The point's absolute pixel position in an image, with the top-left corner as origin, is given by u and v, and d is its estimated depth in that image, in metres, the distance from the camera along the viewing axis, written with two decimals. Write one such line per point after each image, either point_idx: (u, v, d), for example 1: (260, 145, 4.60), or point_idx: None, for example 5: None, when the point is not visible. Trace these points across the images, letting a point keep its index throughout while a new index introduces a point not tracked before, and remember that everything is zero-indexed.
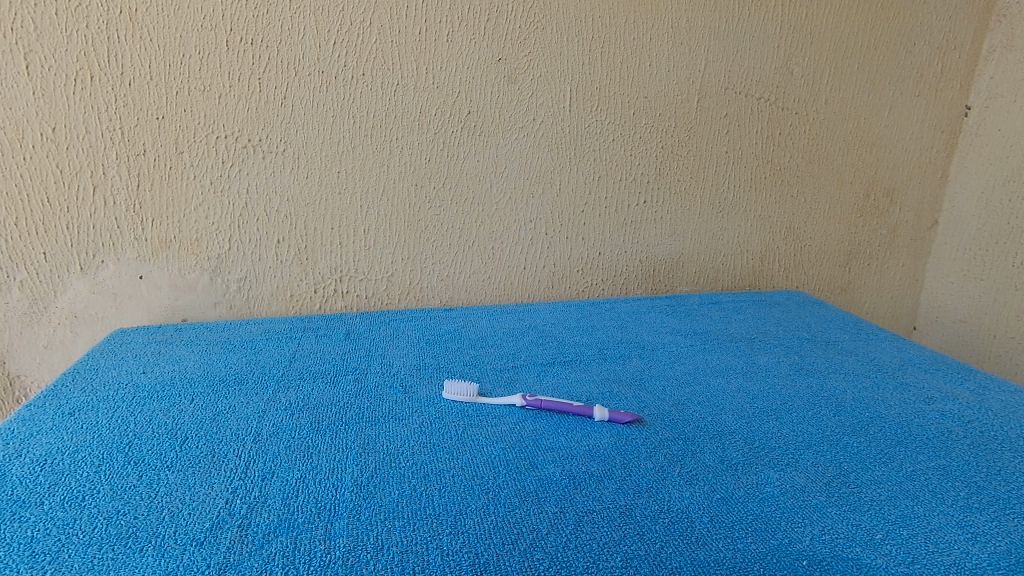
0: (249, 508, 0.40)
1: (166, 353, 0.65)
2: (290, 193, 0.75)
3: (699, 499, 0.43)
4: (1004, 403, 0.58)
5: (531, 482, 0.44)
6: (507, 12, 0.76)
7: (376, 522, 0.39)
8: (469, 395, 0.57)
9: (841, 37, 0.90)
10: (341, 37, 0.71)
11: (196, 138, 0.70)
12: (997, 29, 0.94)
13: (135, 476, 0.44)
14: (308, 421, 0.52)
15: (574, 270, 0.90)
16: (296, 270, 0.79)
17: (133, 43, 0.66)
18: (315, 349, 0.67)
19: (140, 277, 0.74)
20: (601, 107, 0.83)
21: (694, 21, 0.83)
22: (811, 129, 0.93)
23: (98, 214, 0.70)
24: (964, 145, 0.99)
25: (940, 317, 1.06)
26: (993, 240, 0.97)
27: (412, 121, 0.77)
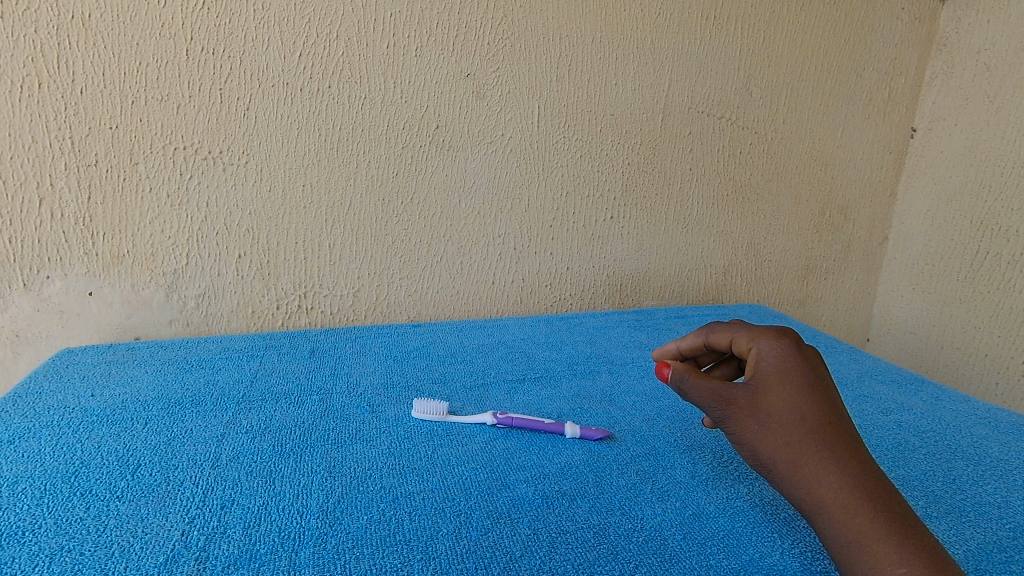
0: (207, 539, 0.38)
1: (116, 373, 0.62)
2: (252, 206, 0.73)
3: (672, 516, 0.43)
4: (956, 414, 0.60)
5: (504, 503, 0.43)
6: (476, 28, 0.76)
7: (344, 550, 0.38)
8: (439, 413, 0.56)
9: (797, 61, 0.93)
10: (307, 49, 0.70)
11: (152, 149, 0.68)
12: (938, 56, 0.99)
13: (83, 507, 0.41)
14: (271, 444, 0.50)
15: (543, 285, 0.90)
16: (258, 285, 0.76)
17: (86, 50, 0.63)
18: (278, 368, 0.64)
19: (89, 293, 0.70)
20: (569, 124, 0.84)
21: (659, 42, 0.85)
22: (770, 148, 0.96)
23: (44, 228, 0.66)
24: (911, 165, 1.05)
25: (891, 329, 1.10)
26: (938, 255, 1.02)
27: (379, 134, 0.76)
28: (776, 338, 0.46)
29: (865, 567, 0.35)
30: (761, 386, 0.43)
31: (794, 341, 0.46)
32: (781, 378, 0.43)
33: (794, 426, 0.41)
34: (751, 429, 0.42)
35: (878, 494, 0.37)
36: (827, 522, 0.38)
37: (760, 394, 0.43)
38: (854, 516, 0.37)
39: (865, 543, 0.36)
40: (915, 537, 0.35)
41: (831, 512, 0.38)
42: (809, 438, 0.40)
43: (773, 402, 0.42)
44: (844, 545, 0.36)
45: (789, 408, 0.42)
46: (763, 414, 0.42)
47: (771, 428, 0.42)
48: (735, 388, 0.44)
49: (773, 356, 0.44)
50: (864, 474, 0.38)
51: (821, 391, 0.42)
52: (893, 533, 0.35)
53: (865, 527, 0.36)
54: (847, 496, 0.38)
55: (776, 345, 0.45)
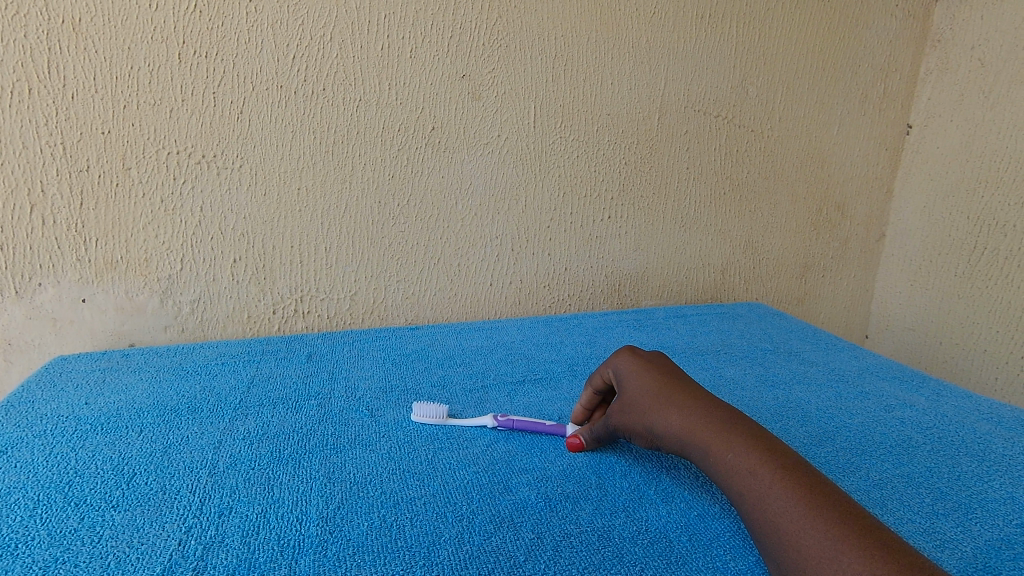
0: (205, 548, 0.38)
1: (111, 381, 0.61)
2: (247, 210, 0.72)
3: (677, 517, 0.42)
4: (959, 410, 0.60)
5: (506, 507, 0.43)
6: (470, 29, 0.76)
7: (345, 558, 0.37)
8: (439, 416, 0.55)
9: (792, 59, 0.93)
10: (301, 51, 0.70)
11: (145, 154, 0.67)
12: (932, 53, 1.00)
13: (77, 518, 0.40)
14: (269, 450, 0.49)
15: (541, 286, 0.90)
16: (254, 290, 0.76)
17: (77, 54, 0.62)
18: (275, 373, 0.64)
19: (82, 300, 0.69)
20: (565, 124, 0.84)
21: (654, 41, 0.85)
22: (766, 146, 0.96)
23: (35, 235, 0.66)
24: (907, 162, 1.05)
25: (890, 325, 1.10)
26: (935, 251, 1.02)
27: (374, 136, 0.75)
28: (620, 354, 0.53)
29: (759, 504, 0.37)
30: (630, 393, 0.49)
31: (636, 351, 0.53)
32: (641, 376, 0.49)
33: (666, 406, 0.46)
34: (638, 425, 0.47)
35: (747, 435, 0.41)
36: (720, 477, 0.41)
37: (633, 397, 0.48)
38: (736, 461, 0.40)
39: (750, 481, 0.39)
40: (786, 462, 0.39)
41: (718, 468, 0.41)
42: (682, 411, 0.45)
43: (644, 397, 0.47)
44: (736, 489, 0.39)
45: (656, 396, 0.47)
46: (640, 411, 0.47)
47: (650, 416, 0.46)
48: (616, 403, 0.49)
49: (627, 367, 0.51)
50: (731, 423, 0.43)
51: (676, 379, 0.49)
52: (768, 465, 0.39)
53: (745, 466, 0.39)
54: (724, 446, 0.41)
55: (624, 358, 0.52)
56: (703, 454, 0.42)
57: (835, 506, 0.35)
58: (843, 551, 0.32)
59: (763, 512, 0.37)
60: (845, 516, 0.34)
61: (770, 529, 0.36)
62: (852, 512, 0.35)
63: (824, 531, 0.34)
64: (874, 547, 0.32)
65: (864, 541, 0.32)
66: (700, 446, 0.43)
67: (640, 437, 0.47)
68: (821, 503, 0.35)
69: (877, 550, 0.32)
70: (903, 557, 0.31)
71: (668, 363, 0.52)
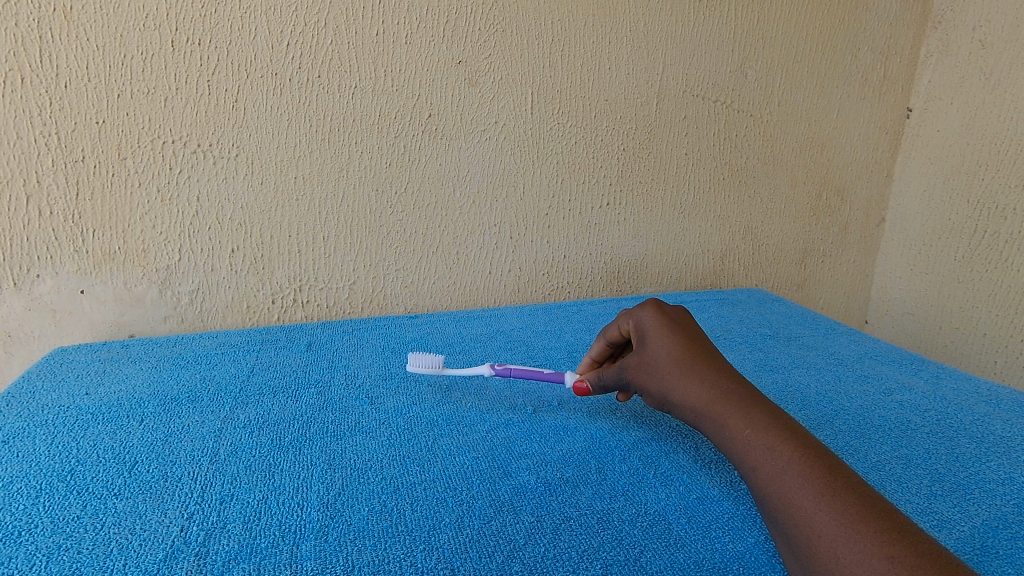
0: (207, 534, 0.38)
1: (111, 371, 0.61)
2: (244, 200, 0.72)
3: (676, 500, 0.42)
4: (957, 392, 0.60)
5: (506, 491, 0.43)
6: (467, 14, 0.75)
7: (345, 542, 0.37)
8: (434, 362, 0.61)
9: (792, 42, 0.92)
10: (295, 38, 0.69)
11: (140, 143, 0.67)
12: (933, 34, 0.99)
13: (79, 506, 0.40)
14: (270, 438, 0.49)
15: (540, 274, 0.90)
16: (252, 280, 0.76)
17: (69, 43, 0.62)
18: (275, 362, 0.64)
19: (81, 291, 0.69)
20: (563, 110, 0.83)
21: (652, 25, 0.84)
22: (765, 131, 0.95)
23: (32, 226, 0.65)
24: (907, 145, 1.04)
25: (890, 310, 1.10)
26: (935, 235, 1.01)
27: (371, 124, 0.75)
28: (646, 308, 0.53)
29: (773, 481, 0.38)
30: (650, 353, 0.49)
31: (662, 307, 0.53)
32: (664, 338, 0.49)
33: (686, 374, 0.46)
34: (654, 387, 0.48)
35: (769, 414, 0.42)
36: (735, 451, 0.41)
37: (654, 358, 0.48)
38: (754, 437, 0.41)
39: (766, 457, 0.39)
40: (805, 441, 0.39)
41: (734, 442, 0.42)
42: (702, 381, 0.45)
43: (664, 360, 0.48)
44: (750, 464, 0.40)
45: (677, 362, 0.47)
46: (658, 373, 0.48)
47: (668, 381, 0.47)
48: (634, 359, 0.50)
49: (651, 325, 0.51)
50: (752, 400, 0.43)
51: (700, 346, 0.49)
52: (786, 442, 0.39)
53: (763, 442, 0.40)
54: (743, 422, 0.42)
55: (649, 313, 0.52)
56: (720, 426, 0.43)
57: (852, 488, 0.35)
58: (858, 532, 0.33)
59: (776, 488, 0.38)
60: (862, 499, 0.35)
61: (782, 504, 0.37)
62: (870, 496, 0.35)
63: (839, 512, 0.34)
64: (890, 531, 0.32)
65: (881, 524, 0.33)
66: (717, 418, 0.43)
67: (653, 398, 0.48)
68: (839, 484, 0.36)
69: (893, 534, 0.32)
70: (921, 545, 0.31)
71: (692, 325, 0.52)
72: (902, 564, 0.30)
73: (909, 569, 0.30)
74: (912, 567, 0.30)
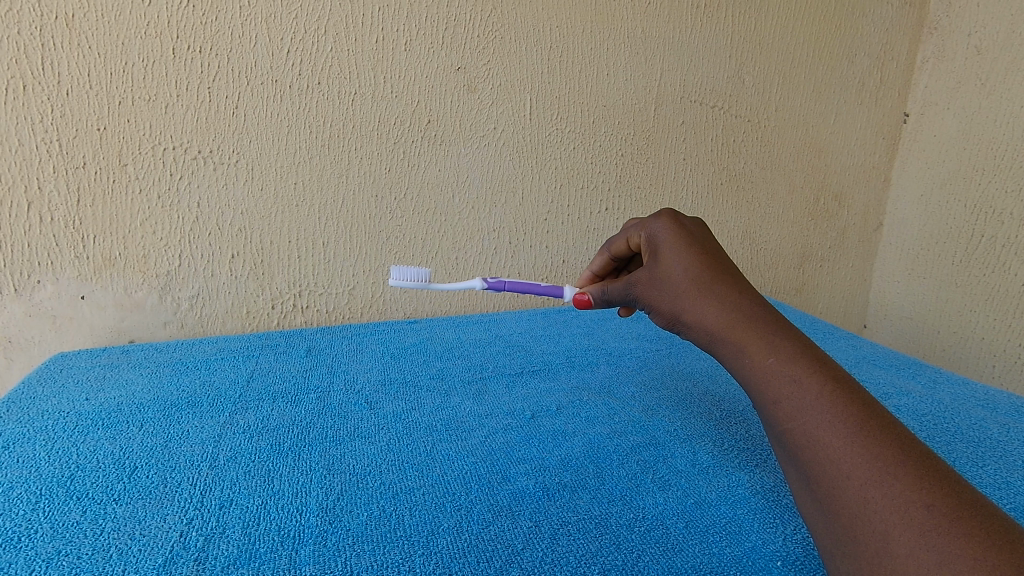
0: (206, 539, 0.38)
1: (111, 377, 0.61)
2: (244, 206, 0.72)
3: (673, 505, 0.42)
4: (954, 397, 0.61)
5: (505, 496, 0.43)
6: (465, 21, 0.75)
7: (344, 547, 0.37)
8: (421, 276, 0.60)
9: (789, 48, 0.93)
10: (295, 45, 0.69)
11: (141, 150, 0.67)
12: (929, 40, 0.99)
13: (79, 511, 0.41)
14: (269, 443, 0.49)
15: (539, 279, 0.90)
16: (252, 285, 0.76)
17: (71, 51, 0.62)
18: (274, 367, 0.64)
19: (81, 297, 0.70)
20: (562, 115, 0.84)
21: (649, 31, 0.84)
22: (763, 136, 0.96)
23: (33, 232, 0.66)
24: (905, 150, 1.05)
25: (888, 314, 1.11)
26: (932, 240, 1.02)
27: (370, 130, 0.75)
28: (661, 219, 0.50)
29: (797, 415, 0.37)
30: (664, 270, 0.47)
31: (678, 219, 0.50)
32: (679, 252, 0.47)
33: (704, 297, 0.45)
34: (666, 307, 0.46)
35: (793, 342, 0.40)
36: (755, 380, 0.40)
37: (668, 275, 0.47)
38: (778, 368, 0.39)
39: (791, 388, 0.38)
40: (832, 372, 0.38)
41: (754, 370, 0.40)
42: (722, 305, 0.44)
43: (680, 278, 0.46)
44: (771, 395, 0.39)
45: (695, 282, 0.46)
46: (673, 291, 0.46)
47: (684, 302, 0.45)
48: (644, 274, 0.48)
49: (665, 237, 0.49)
50: (775, 327, 0.42)
51: (719, 264, 0.47)
52: (814, 375, 0.38)
53: (787, 373, 0.38)
54: (766, 352, 0.40)
55: (664, 224, 0.50)
56: (740, 354, 0.42)
57: (882, 426, 0.35)
58: (893, 476, 0.32)
59: (799, 424, 0.36)
60: (894, 438, 0.34)
61: (806, 441, 0.36)
62: (901, 434, 0.34)
63: (872, 453, 0.33)
64: (926, 476, 0.32)
65: (915, 468, 0.32)
66: (736, 342, 0.42)
67: (663, 316, 0.47)
68: (869, 422, 0.35)
69: (929, 480, 0.31)
70: (958, 493, 0.31)
71: (709, 239, 0.50)
72: (941, 513, 0.30)
73: (947, 519, 0.29)
74: (950, 518, 0.29)
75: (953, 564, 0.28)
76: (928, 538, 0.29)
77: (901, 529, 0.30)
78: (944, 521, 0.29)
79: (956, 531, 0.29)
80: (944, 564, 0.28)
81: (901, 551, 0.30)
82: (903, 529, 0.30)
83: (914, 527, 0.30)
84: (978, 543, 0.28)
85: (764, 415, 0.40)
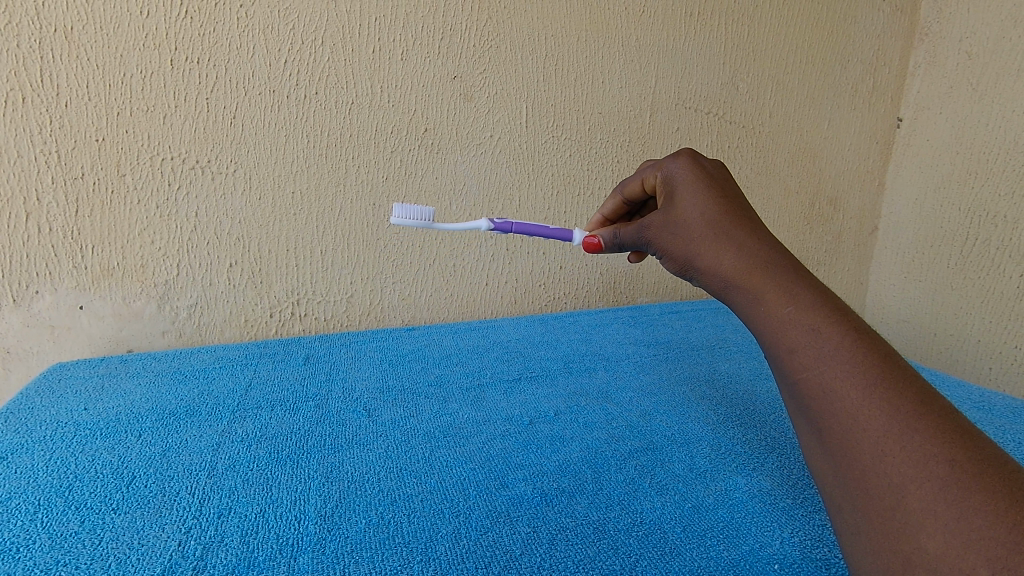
0: (205, 548, 0.38)
1: (110, 387, 0.61)
2: (242, 215, 0.73)
3: (671, 509, 0.43)
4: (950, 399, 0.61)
5: (503, 502, 0.43)
6: (461, 30, 0.76)
7: (343, 555, 0.38)
8: (425, 215, 0.60)
9: (783, 54, 0.94)
10: (293, 55, 0.70)
11: (139, 160, 0.68)
12: (921, 46, 1.01)
13: (77, 521, 0.41)
14: (267, 451, 0.49)
15: (537, 285, 0.90)
16: (251, 294, 0.76)
17: (69, 63, 0.63)
18: (273, 375, 0.64)
19: (80, 307, 0.70)
20: (558, 123, 0.84)
21: (644, 40, 0.85)
22: (758, 142, 0.96)
23: (31, 243, 0.66)
24: (899, 154, 1.06)
25: (884, 317, 1.11)
26: (927, 243, 1.02)
27: (368, 138, 0.76)
28: (679, 159, 0.47)
29: (813, 365, 0.34)
30: (679, 211, 0.44)
31: (698, 159, 0.47)
32: (696, 193, 0.44)
33: (719, 241, 0.41)
34: (679, 252, 0.44)
35: (813, 290, 0.37)
36: (768, 327, 0.37)
37: (682, 216, 0.44)
38: (795, 317, 0.36)
39: (810, 338, 0.34)
40: (854, 323, 0.35)
41: (768, 318, 0.37)
42: (738, 250, 0.40)
43: (695, 221, 0.43)
44: (787, 344, 0.35)
45: (711, 225, 0.42)
46: (686, 234, 0.43)
47: (698, 247, 0.42)
48: (658, 218, 0.45)
49: (683, 177, 0.46)
50: (794, 273, 0.38)
51: (739, 206, 0.43)
52: (835, 324, 0.34)
53: (805, 322, 0.35)
54: (783, 299, 0.37)
55: (682, 164, 0.47)
56: (753, 301, 0.38)
57: (904, 380, 0.32)
58: (914, 429, 0.30)
59: (815, 375, 0.34)
60: (917, 393, 0.31)
61: (821, 393, 0.33)
62: (924, 389, 0.31)
63: (892, 405, 0.31)
64: (950, 431, 0.29)
65: (937, 423, 0.30)
66: (750, 289, 0.39)
67: (675, 262, 0.44)
68: (891, 376, 0.32)
69: (952, 434, 0.29)
70: (981, 449, 0.29)
71: (729, 181, 0.47)
72: (964, 469, 0.28)
73: (969, 474, 0.28)
74: (972, 473, 0.28)
75: (972, 519, 0.26)
76: (948, 493, 0.27)
77: (920, 483, 0.28)
78: (967, 476, 0.28)
79: (978, 486, 0.27)
80: (963, 520, 0.26)
81: (917, 506, 0.28)
82: (921, 483, 0.28)
83: (933, 481, 0.28)
84: (999, 499, 0.26)
85: (776, 365, 0.36)
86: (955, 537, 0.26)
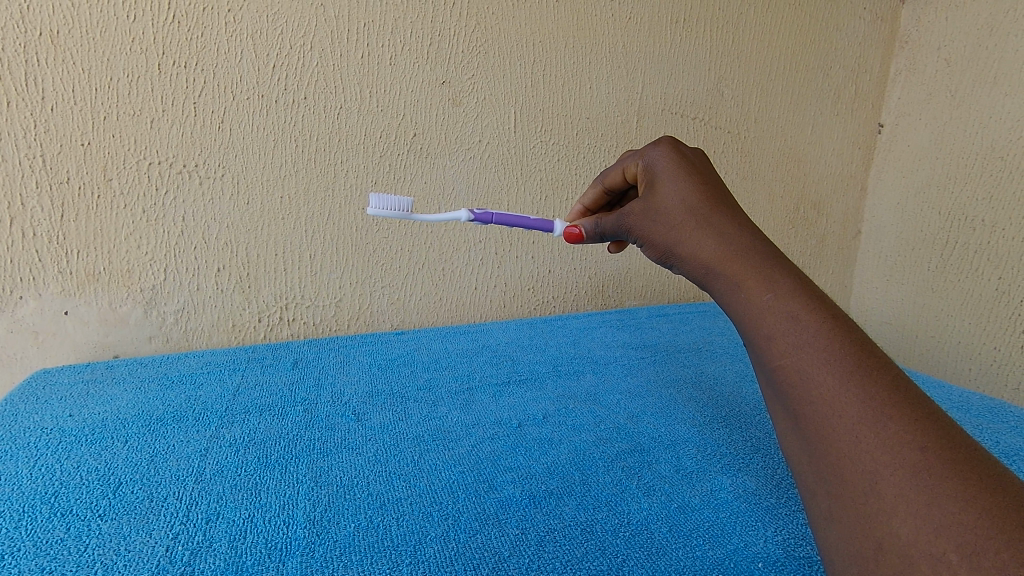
0: (193, 554, 0.38)
1: (95, 393, 0.61)
2: (230, 219, 0.73)
3: (658, 510, 0.43)
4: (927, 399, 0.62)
5: (492, 504, 0.44)
6: (449, 35, 0.77)
7: (332, 558, 0.38)
8: (403, 205, 0.60)
9: (767, 61, 0.96)
10: (281, 60, 0.70)
11: (126, 164, 0.67)
12: (901, 54, 1.03)
13: (63, 528, 0.40)
14: (256, 456, 0.50)
15: (526, 289, 0.91)
16: (238, 298, 0.76)
17: (55, 67, 0.62)
18: (261, 380, 0.64)
19: (65, 312, 0.69)
20: (546, 128, 0.85)
21: (630, 46, 0.86)
22: (743, 147, 0.98)
23: (16, 247, 0.65)
24: (881, 159, 1.08)
25: (868, 319, 1.13)
26: (909, 246, 1.04)
27: (357, 143, 0.76)
28: (659, 146, 0.48)
29: (791, 351, 0.34)
30: (659, 199, 0.45)
31: (678, 147, 0.48)
32: (676, 180, 0.45)
33: (700, 228, 0.42)
34: (660, 240, 0.45)
35: (793, 278, 0.37)
36: (748, 315, 0.38)
37: (662, 204, 0.45)
38: (776, 304, 0.36)
39: (787, 325, 0.35)
40: (832, 310, 0.35)
41: (749, 304, 0.38)
42: (718, 238, 0.41)
43: (676, 208, 0.44)
44: (765, 330, 0.36)
45: (692, 213, 0.43)
46: (667, 221, 0.44)
47: (680, 234, 0.43)
48: (640, 206, 0.46)
49: (663, 165, 0.47)
50: (774, 261, 0.39)
51: (719, 193, 0.44)
52: (813, 311, 0.35)
53: (785, 309, 0.36)
54: (763, 287, 0.37)
55: (663, 151, 0.47)
56: (734, 289, 0.39)
57: (878, 368, 0.33)
58: (888, 416, 0.30)
59: (793, 362, 0.34)
60: (891, 381, 0.32)
61: (798, 379, 0.34)
62: (896, 377, 0.32)
63: (868, 393, 0.31)
64: (923, 420, 0.30)
65: (911, 410, 0.30)
66: (731, 276, 0.39)
67: (656, 250, 0.45)
68: (866, 363, 0.33)
69: (924, 422, 0.30)
70: (953, 437, 0.29)
71: (709, 168, 0.47)
72: (935, 457, 0.29)
73: (941, 462, 0.28)
74: (944, 461, 0.28)
75: (943, 505, 0.27)
76: (921, 481, 0.28)
77: (893, 470, 0.29)
78: (939, 463, 0.28)
79: (950, 473, 0.28)
80: (935, 507, 0.27)
81: (890, 491, 0.29)
82: (895, 469, 0.29)
83: (907, 468, 0.29)
84: (971, 486, 0.27)
85: (755, 353, 0.37)
86: (927, 522, 0.27)
